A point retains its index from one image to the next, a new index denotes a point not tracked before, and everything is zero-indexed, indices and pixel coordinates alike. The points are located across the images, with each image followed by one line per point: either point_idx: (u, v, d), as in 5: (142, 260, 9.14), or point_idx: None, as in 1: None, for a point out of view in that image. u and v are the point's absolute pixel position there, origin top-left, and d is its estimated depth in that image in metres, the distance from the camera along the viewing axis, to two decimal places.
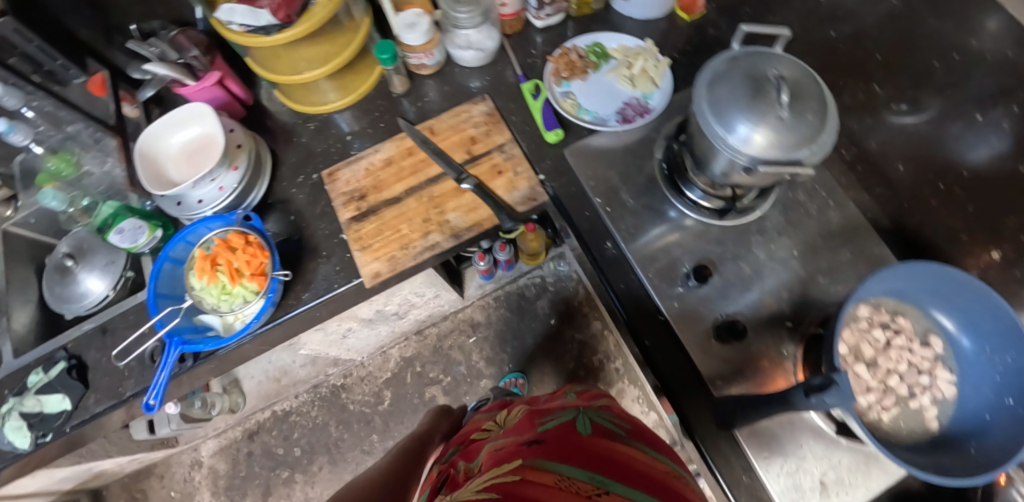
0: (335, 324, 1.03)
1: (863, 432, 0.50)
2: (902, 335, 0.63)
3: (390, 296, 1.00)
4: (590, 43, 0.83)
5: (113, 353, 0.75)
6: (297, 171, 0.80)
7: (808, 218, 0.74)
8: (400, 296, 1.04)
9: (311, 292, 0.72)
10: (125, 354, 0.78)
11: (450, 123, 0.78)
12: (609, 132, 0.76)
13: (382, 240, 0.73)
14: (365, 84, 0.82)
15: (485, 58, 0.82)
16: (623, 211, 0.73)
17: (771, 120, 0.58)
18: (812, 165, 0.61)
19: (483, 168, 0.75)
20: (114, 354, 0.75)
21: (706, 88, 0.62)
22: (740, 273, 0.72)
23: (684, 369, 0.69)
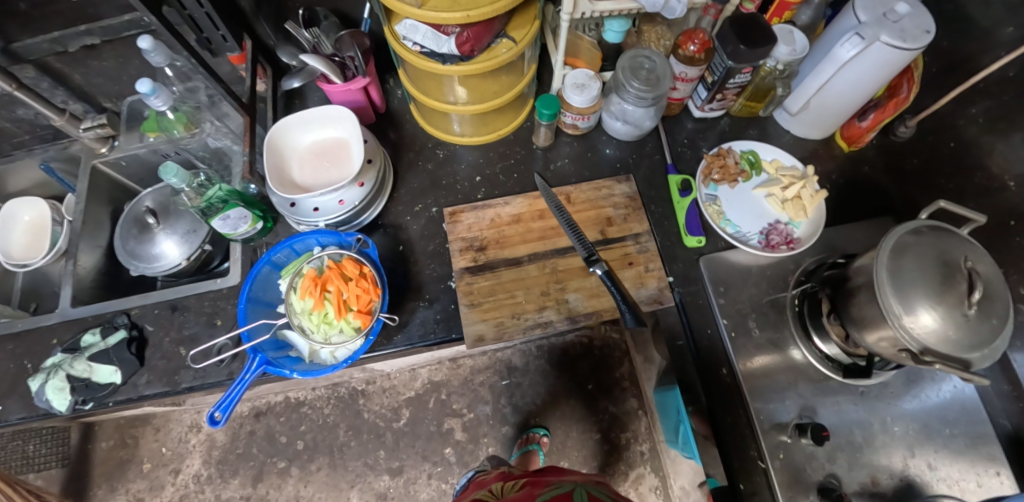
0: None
1: None
2: None
3: None
4: (746, 149, 0.79)
5: (190, 353, 0.69)
6: (417, 199, 0.76)
7: (929, 398, 0.71)
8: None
9: (406, 336, 0.69)
10: (203, 357, 0.71)
11: (588, 195, 0.74)
12: (749, 252, 0.73)
13: (494, 300, 0.69)
14: (505, 127, 0.79)
15: (636, 135, 0.79)
16: (747, 340, 0.69)
17: (956, 315, 0.54)
18: (980, 369, 0.56)
19: (614, 254, 0.71)
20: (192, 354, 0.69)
21: (886, 255, 0.59)
22: (852, 439, 0.67)
23: None
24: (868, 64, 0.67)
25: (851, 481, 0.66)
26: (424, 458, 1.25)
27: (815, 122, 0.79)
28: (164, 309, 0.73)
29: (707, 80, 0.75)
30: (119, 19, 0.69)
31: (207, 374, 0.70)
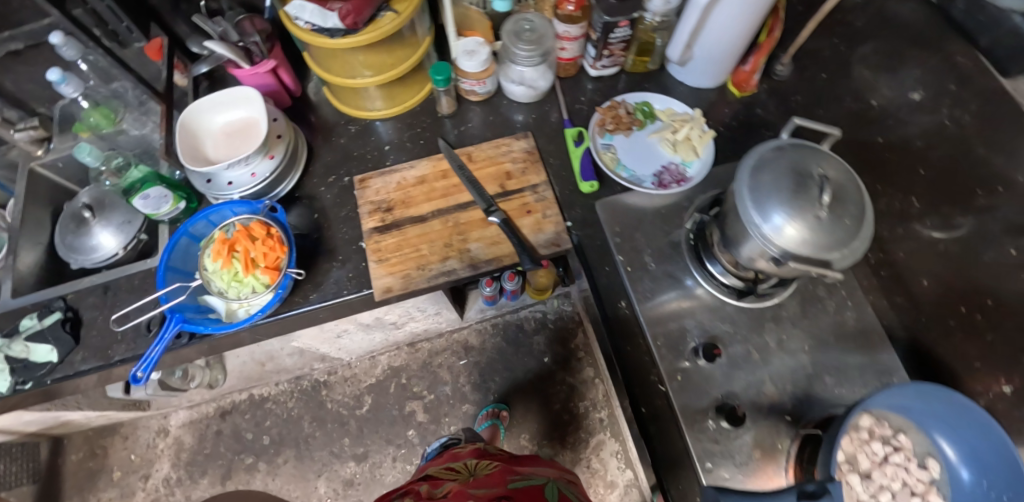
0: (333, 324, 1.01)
1: None
2: (901, 453, 0.62)
3: None
4: (640, 101, 0.83)
5: (112, 317, 0.73)
6: (330, 171, 0.81)
7: (824, 314, 0.73)
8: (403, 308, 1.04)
9: (321, 294, 0.73)
10: (124, 320, 0.76)
11: (489, 153, 0.79)
12: (644, 193, 0.76)
13: (401, 256, 0.73)
14: (412, 99, 0.84)
15: (535, 96, 0.83)
16: (644, 274, 0.72)
17: (809, 218, 0.58)
18: (841, 268, 0.60)
19: (513, 205, 0.75)
20: (114, 318, 0.73)
21: (748, 171, 0.62)
22: (747, 358, 0.70)
23: (675, 445, 0.67)
24: (731, 5, 0.71)
25: (750, 397, 0.68)
26: (388, 442, 1.27)
27: (704, 70, 0.84)
28: (96, 291, 0.77)
29: (591, 37, 0.79)
30: (39, 24, 0.74)
31: (137, 346, 0.73)
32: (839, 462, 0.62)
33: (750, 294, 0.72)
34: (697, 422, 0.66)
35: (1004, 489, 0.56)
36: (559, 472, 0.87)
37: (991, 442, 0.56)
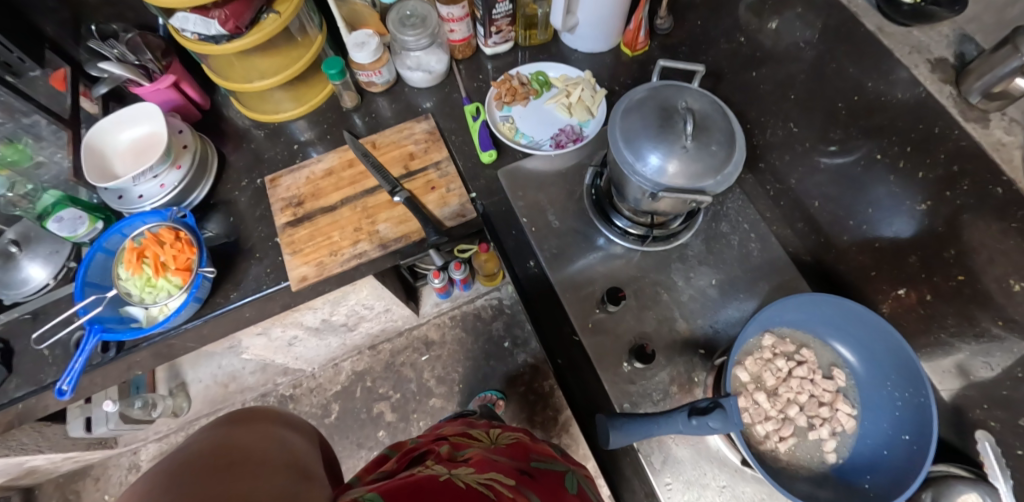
0: (279, 331, 1.02)
1: (753, 462, 0.53)
2: (804, 366, 0.63)
3: (336, 306, 1.02)
4: (534, 71, 0.86)
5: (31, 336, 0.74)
6: (243, 175, 0.84)
7: (728, 249, 0.73)
8: (347, 306, 1.06)
9: (242, 291, 0.75)
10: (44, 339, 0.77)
11: (393, 138, 0.82)
12: (542, 156, 0.79)
13: (314, 246, 0.76)
14: (317, 97, 0.87)
15: (434, 80, 0.86)
16: (548, 232, 0.74)
17: (676, 150, 0.60)
18: (717, 194, 0.62)
19: (418, 183, 0.78)
20: (32, 336, 0.75)
21: (620, 114, 0.65)
22: (657, 298, 0.70)
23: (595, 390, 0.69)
24: None
25: (665, 337, 0.68)
26: (360, 446, 1.28)
27: (592, 35, 0.85)
28: (25, 319, 0.77)
29: (477, 16, 0.83)
30: None
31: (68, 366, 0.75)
32: (743, 382, 0.63)
33: (674, 229, 0.72)
34: (612, 364, 0.66)
35: (902, 384, 0.58)
36: (580, 467, 0.56)
37: (886, 338, 0.58)
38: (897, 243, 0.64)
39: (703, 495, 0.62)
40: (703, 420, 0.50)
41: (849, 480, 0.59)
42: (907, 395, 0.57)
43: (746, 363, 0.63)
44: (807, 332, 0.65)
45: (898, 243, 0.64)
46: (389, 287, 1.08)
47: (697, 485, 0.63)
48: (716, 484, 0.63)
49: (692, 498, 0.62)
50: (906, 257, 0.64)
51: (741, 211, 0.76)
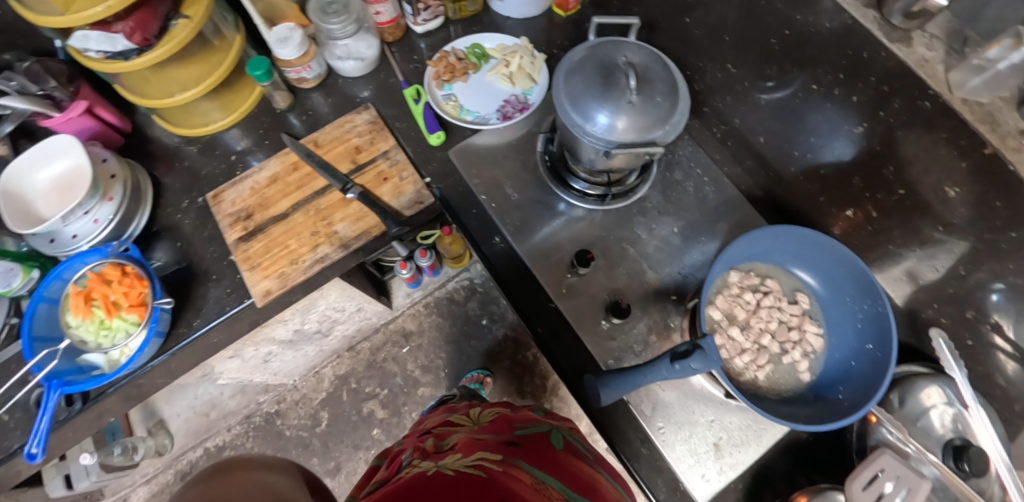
0: (251, 350, 1.00)
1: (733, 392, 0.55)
2: (771, 295, 0.66)
3: (307, 314, 1.00)
4: (469, 44, 0.84)
5: None
6: (182, 196, 0.79)
7: (685, 196, 0.74)
8: (318, 312, 1.03)
9: (205, 317, 0.72)
10: None
11: (335, 134, 0.79)
12: (492, 130, 0.77)
13: (271, 258, 0.74)
14: (246, 102, 0.83)
15: (367, 67, 0.83)
16: (509, 206, 0.73)
17: (623, 105, 0.59)
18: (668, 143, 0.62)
19: (369, 176, 0.75)
20: None
21: (562, 76, 0.64)
22: (624, 254, 0.71)
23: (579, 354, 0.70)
24: None
25: (637, 291, 0.69)
26: (356, 448, 1.27)
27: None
28: None
29: None
30: None
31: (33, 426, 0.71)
32: (716, 320, 0.65)
33: (630, 180, 0.72)
34: (591, 324, 0.67)
35: (860, 297, 0.61)
36: (567, 421, 0.58)
37: (840, 257, 0.61)
38: (840, 166, 0.67)
39: (695, 432, 0.65)
40: (685, 364, 0.52)
41: (824, 394, 0.62)
42: (866, 306, 0.61)
43: (716, 302, 0.65)
44: (769, 263, 0.68)
45: (841, 165, 0.67)
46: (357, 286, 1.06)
47: (690, 423, 0.66)
48: (705, 419, 0.66)
49: (685, 436, 0.65)
50: (850, 178, 0.67)
51: (691, 156, 0.77)
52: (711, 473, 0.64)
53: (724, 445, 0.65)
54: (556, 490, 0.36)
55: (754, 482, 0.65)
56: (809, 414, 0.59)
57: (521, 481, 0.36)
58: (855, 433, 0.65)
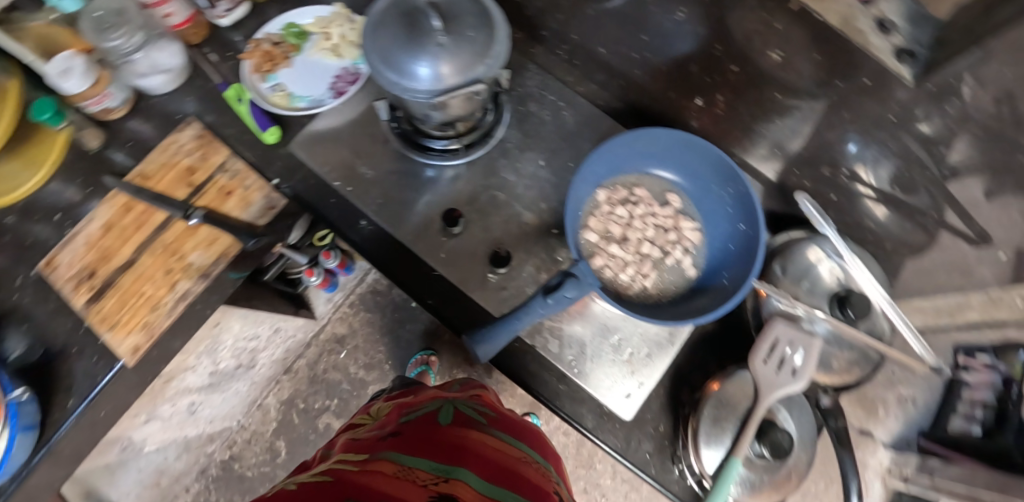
0: (168, 407, 0.93)
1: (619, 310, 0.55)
2: (641, 203, 0.66)
3: (214, 354, 0.94)
4: (284, 25, 0.76)
5: None
6: (10, 275, 0.68)
7: (544, 125, 0.72)
8: (227, 348, 0.97)
9: (79, 394, 0.64)
10: None
11: (160, 161, 0.71)
12: (328, 111, 0.72)
13: (129, 311, 0.67)
14: (49, 153, 0.72)
15: (179, 76, 0.75)
16: (365, 186, 0.70)
17: (433, 50, 0.55)
18: (494, 78, 0.59)
19: (210, 195, 0.69)
20: None
21: (371, 29, 0.57)
22: (495, 201, 0.69)
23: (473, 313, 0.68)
24: None
25: (515, 234, 0.67)
26: None
27: None
28: None
29: None
30: None
31: None
32: (594, 243, 0.64)
33: (485, 124, 0.69)
34: (477, 281, 0.65)
35: (724, 181, 0.62)
36: (470, 389, 0.64)
37: (695, 147, 0.61)
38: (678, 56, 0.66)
39: (616, 356, 0.64)
40: (558, 295, 0.51)
41: (711, 283, 0.63)
42: (731, 189, 0.62)
43: (591, 225, 0.64)
44: (632, 173, 0.67)
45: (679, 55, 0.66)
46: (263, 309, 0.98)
47: (597, 351, 0.64)
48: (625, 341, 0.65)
49: (609, 363, 0.64)
50: (687, 67, 0.66)
51: (542, 84, 0.74)
52: (631, 391, 0.63)
53: (637, 361, 0.64)
54: (409, 466, 0.43)
55: (673, 385, 0.66)
56: (699, 307, 0.60)
57: (379, 472, 0.42)
58: (749, 310, 0.66)
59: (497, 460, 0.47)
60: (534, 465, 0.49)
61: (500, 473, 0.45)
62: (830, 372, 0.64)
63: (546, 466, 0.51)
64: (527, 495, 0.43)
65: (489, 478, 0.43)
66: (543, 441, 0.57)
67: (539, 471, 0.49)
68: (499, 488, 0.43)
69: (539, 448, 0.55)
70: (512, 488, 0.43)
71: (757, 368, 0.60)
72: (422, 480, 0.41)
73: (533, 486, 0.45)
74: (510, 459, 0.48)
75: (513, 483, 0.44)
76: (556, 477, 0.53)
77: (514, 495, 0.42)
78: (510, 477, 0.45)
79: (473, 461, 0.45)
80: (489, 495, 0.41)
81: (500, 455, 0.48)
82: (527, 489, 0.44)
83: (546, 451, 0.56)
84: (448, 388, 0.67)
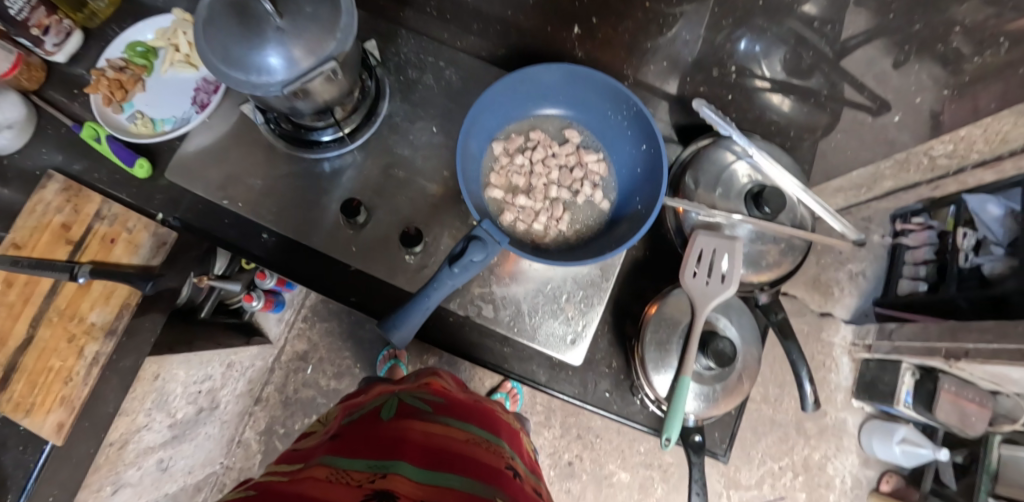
0: (135, 471, 0.80)
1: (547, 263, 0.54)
2: (540, 147, 0.64)
3: (166, 404, 0.82)
4: (124, 46, 0.70)
5: None
6: None
7: (429, 91, 0.69)
8: (180, 394, 0.85)
9: (15, 487, 0.57)
10: None
11: (26, 224, 0.60)
12: (197, 127, 0.68)
13: (42, 391, 0.57)
14: None
15: (27, 128, 0.65)
16: (257, 197, 0.67)
17: (271, 34, 0.48)
18: (350, 51, 0.52)
19: (93, 248, 0.62)
20: None
21: (201, 31, 0.50)
22: (397, 180, 0.67)
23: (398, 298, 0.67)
24: None
25: (424, 208, 0.66)
26: None
27: None
28: None
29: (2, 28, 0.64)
30: None
31: None
32: (499, 199, 0.62)
33: (368, 101, 0.66)
34: (393, 265, 0.65)
35: (617, 105, 0.61)
36: (422, 377, 0.60)
37: (578, 76, 0.60)
38: None
39: (560, 307, 0.64)
40: (464, 261, 0.49)
41: (626, 210, 0.62)
42: (625, 111, 0.60)
43: (493, 182, 0.62)
44: (522, 120, 0.65)
45: None
46: (211, 347, 0.88)
47: (533, 305, 0.63)
48: (566, 295, 0.64)
49: (555, 316, 0.63)
50: None
51: (418, 48, 0.70)
52: (575, 336, 0.63)
53: (574, 306, 0.64)
54: (342, 471, 0.40)
55: (616, 318, 0.66)
56: (618, 237, 0.59)
57: (311, 479, 0.39)
58: (673, 231, 0.65)
59: (440, 446, 0.45)
60: (482, 444, 0.48)
61: (443, 460, 0.43)
62: (762, 270, 0.64)
63: (496, 442, 0.50)
64: (471, 477, 0.42)
65: (429, 466, 0.42)
66: (496, 418, 0.56)
67: (489, 451, 0.47)
68: (440, 475, 0.41)
69: (491, 424, 0.54)
70: (454, 473, 0.42)
71: (688, 284, 0.59)
72: (357, 480, 0.39)
73: (478, 466, 0.44)
74: (455, 442, 0.46)
75: (457, 467, 0.43)
76: (512, 451, 0.52)
77: (456, 480, 0.41)
78: (454, 461, 0.44)
79: (413, 452, 0.43)
80: (429, 485, 0.40)
81: (445, 440, 0.46)
82: (473, 475, 0.43)
83: (499, 428, 0.54)
84: (402, 380, 0.62)
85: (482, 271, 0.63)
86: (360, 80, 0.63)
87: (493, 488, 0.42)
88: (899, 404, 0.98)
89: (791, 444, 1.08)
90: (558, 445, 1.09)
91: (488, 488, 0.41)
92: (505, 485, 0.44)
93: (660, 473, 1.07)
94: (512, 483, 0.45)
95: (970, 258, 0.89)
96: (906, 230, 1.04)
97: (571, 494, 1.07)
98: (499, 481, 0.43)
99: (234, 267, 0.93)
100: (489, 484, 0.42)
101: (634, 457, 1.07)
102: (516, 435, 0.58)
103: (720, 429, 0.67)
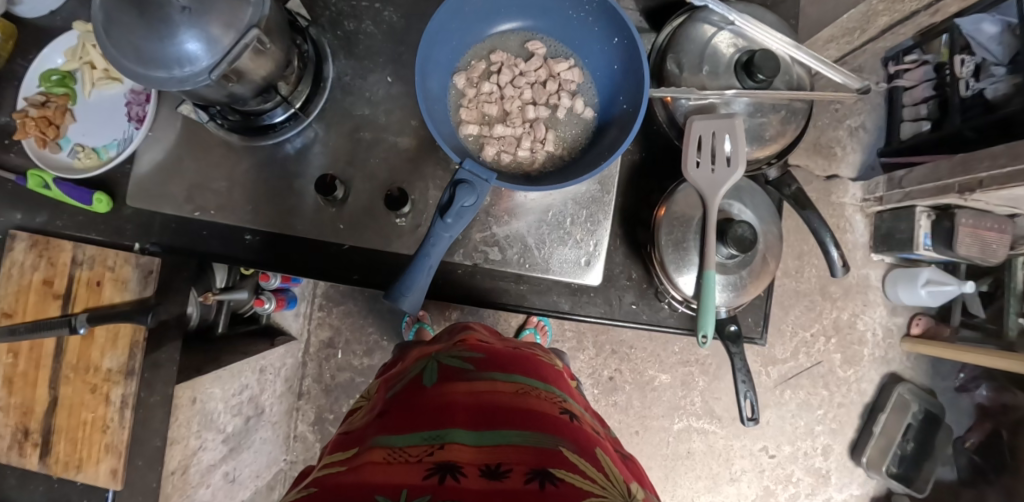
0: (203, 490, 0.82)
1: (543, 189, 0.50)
2: (505, 68, 0.59)
3: (212, 422, 0.82)
4: (38, 77, 0.65)
5: None
6: None
7: (372, 40, 0.64)
8: (223, 410, 0.85)
9: None
10: None
11: (11, 291, 0.60)
12: (144, 142, 0.64)
13: (86, 443, 0.57)
14: None
15: None
16: (229, 198, 0.64)
17: (178, 16, 0.42)
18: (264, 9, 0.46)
19: (82, 296, 0.59)
20: None
21: (104, 35, 0.44)
22: (366, 141, 0.63)
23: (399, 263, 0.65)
24: None
25: (401, 164, 0.63)
26: None
27: None
28: None
29: None
30: None
31: None
32: (476, 133, 0.58)
33: (310, 67, 0.61)
34: (386, 232, 0.62)
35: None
36: (455, 335, 0.59)
37: None
38: None
39: (566, 232, 0.61)
40: (455, 209, 0.47)
41: (611, 112, 0.58)
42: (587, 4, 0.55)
43: (465, 117, 0.58)
44: (478, 45, 0.60)
45: None
46: (237, 359, 0.86)
47: (539, 237, 0.61)
48: (569, 216, 0.62)
49: (564, 242, 0.61)
50: None
51: None
52: (588, 258, 0.61)
53: (579, 228, 0.61)
54: (398, 449, 0.39)
55: (626, 229, 0.64)
56: (610, 142, 0.55)
57: (370, 462, 0.37)
58: (665, 123, 0.61)
59: (491, 403, 0.44)
60: (532, 393, 0.47)
61: (497, 416, 0.42)
62: (767, 143, 0.60)
63: (546, 388, 0.49)
64: (531, 428, 0.41)
65: (484, 427, 0.41)
66: (537, 363, 0.55)
67: (538, 398, 0.46)
68: (498, 433, 0.40)
69: (535, 370, 0.53)
70: (512, 429, 0.41)
71: (693, 176, 0.56)
72: (415, 455, 0.38)
73: (536, 415, 0.43)
74: (506, 395, 0.45)
75: (514, 421, 0.41)
76: (560, 391, 0.51)
77: (517, 434, 0.40)
78: (509, 415, 0.42)
79: (464, 415, 0.42)
80: (489, 447, 0.39)
81: (494, 396, 0.45)
82: (532, 423, 0.42)
83: (542, 373, 0.53)
84: (436, 341, 0.61)
85: (478, 215, 0.61)
86: (295, 45, 0.58)
87: (555, 436, 0.41)
88: (918, 249, 0.95)
89: (818, 310, 1.08)
90: (595, 364, 1.10)
91: (549, 438, 0.40)
92: (564, 431, 0.43)
93: (699, 367, 1.09)
94: (570, 428, 0.44)
95: (971, 85, 0.86)
96: (899, 71, 1.01)
97: (619, 406, 1.10)
98: (558, 428, 0.43)
99: (234, 276, 0.90)
100: (550, 433, 0.41)
101: (670, 358, 1.09)
102: (560, 375, 0.57)
103: (752, 314, 0.66)
